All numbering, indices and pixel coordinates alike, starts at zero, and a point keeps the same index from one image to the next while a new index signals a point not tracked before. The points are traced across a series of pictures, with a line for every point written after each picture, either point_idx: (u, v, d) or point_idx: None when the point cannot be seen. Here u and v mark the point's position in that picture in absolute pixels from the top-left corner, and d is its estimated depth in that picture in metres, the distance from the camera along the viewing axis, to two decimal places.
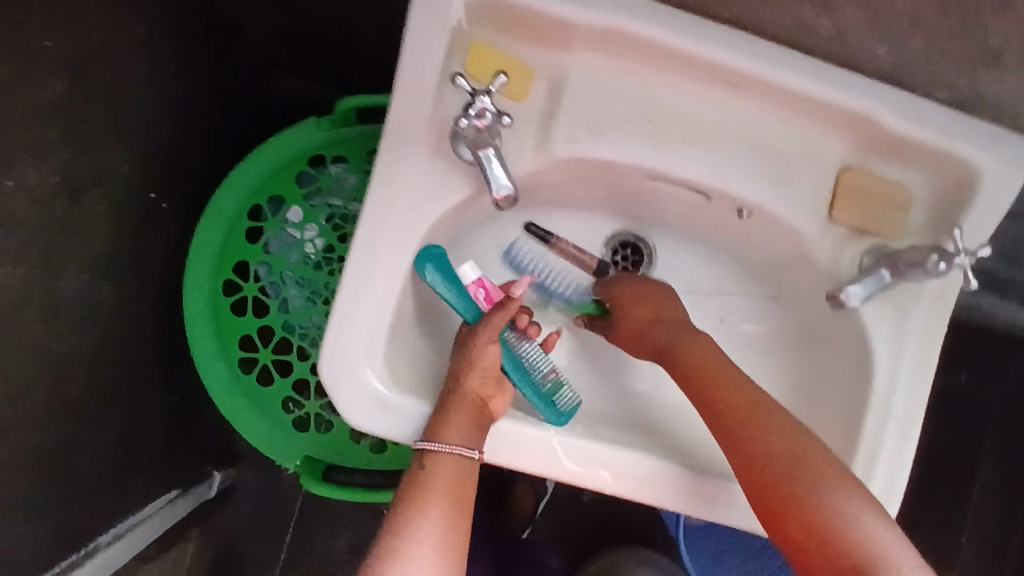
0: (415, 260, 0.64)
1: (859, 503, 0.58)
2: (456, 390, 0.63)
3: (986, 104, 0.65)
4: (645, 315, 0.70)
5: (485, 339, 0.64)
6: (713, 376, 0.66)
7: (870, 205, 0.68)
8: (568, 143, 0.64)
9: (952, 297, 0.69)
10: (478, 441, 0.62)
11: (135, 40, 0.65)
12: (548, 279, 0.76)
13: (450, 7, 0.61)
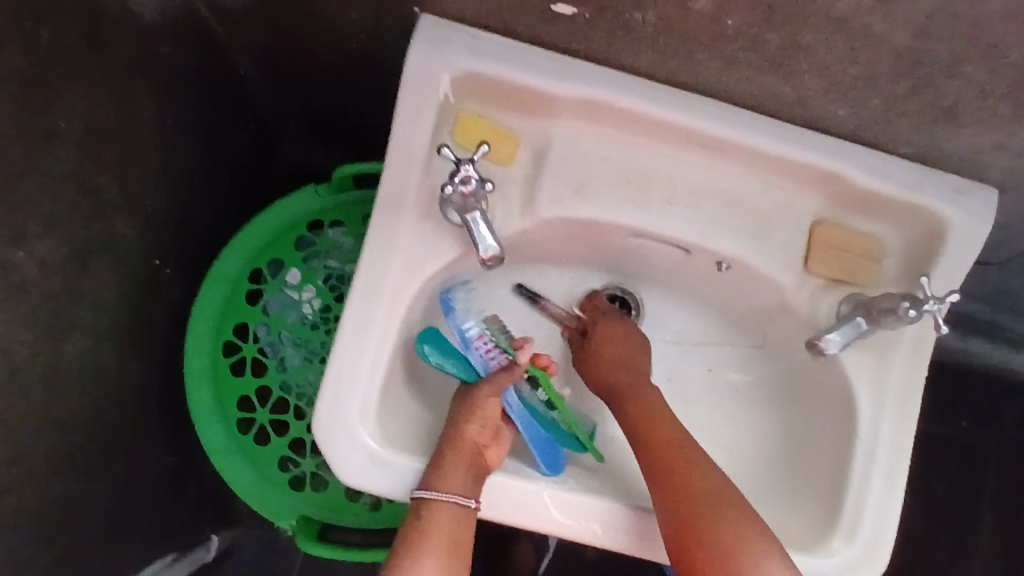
0: (415, 341, 0.68)
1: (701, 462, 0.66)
2: (460, 439, 0.65)
3: (948, 158, 0.68)
4: (613, 353, 0.72)
5: (489, 390, 0.67)
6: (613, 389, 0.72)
7: (845, 257, 0.71)
8: (552, 204, 0.68)
9: (930, 345, 0.71)
10: (476, 491, 0.63)
11: (145, 118, 0.69)
12: (461, 313, 0.70)
13: (437, 83, 0.65)
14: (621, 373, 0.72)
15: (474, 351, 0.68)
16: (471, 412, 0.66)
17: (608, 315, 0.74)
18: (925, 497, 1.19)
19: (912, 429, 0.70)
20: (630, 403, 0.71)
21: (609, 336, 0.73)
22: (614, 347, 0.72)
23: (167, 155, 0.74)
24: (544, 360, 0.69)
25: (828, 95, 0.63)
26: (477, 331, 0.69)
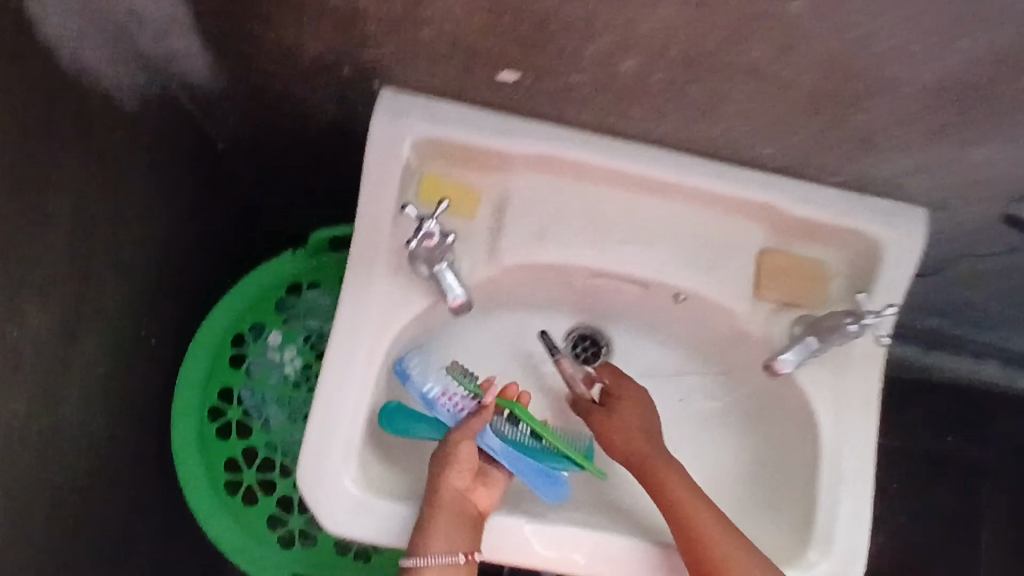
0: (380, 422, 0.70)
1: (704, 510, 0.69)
2: (439, 495, 0.67)
3: (876, 184, 0.74)
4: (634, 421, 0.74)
5: (459, 436, 0.68)
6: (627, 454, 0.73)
7: (792, 282, 0.76)
8: (514, 252, 0.72)
9: (879, 359, 0.76)
10: (461, 543, 0.65)
11: (130, 197, 0.74)
12: (418, 376, 0.70)
13: (401, 147, 0.70)
14: (642, 440, 0.73)
15: (441, 409, 0.69)
16: (445, 464, 0.68)
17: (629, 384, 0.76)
18: (913, 513, 1.24)
19: (873, 442, 0.74)
20: (634, 451, 0.72)
21: (634, 411, 0.74)
22: (637, 424, 0.74)
23: (150, 231, 0.78)
24: (513, 391, 0.71)
25: (758, 134, 0.69)
26: (440, 387, 0.70)
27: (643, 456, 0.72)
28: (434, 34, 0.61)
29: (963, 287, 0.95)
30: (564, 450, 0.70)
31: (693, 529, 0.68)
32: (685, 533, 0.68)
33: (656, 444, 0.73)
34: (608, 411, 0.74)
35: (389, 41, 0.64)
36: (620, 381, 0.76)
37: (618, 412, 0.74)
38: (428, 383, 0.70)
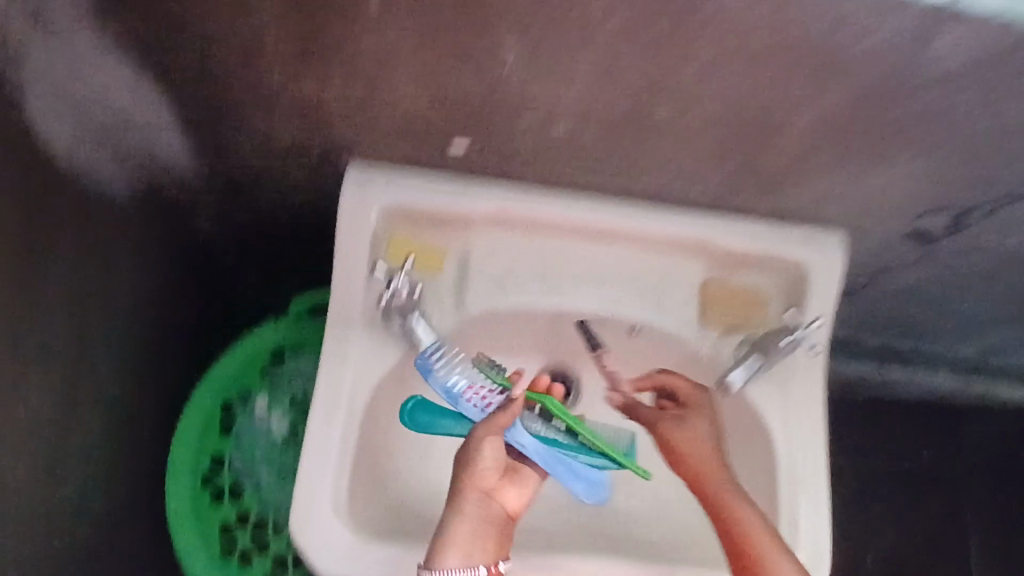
0: (402, 419, 0.76)
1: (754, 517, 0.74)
2: (462, 506, 0.68)
3: (797, 214, 0.83)
4: (702, 430, 0.79)
5: (483, 431, 0.69)
6: (694, 463, 0.78)
7: (734, 307, 0.84)
8: (479, 302, 0.79)
9: (819, 371, 0.83)
10: (483, 555, 0.67)
11: (122, 280, 0.79)
12: (441, 370, 0.73)
13: (368, 218, 0.77)
14: (712, 449, 0.79)
15: (465, 403, 0.72)
16: (469, 473, 0.69)
17: (707, 402, 0.81)
18: (895, 527, 1.29)
19: (824, 448, 0.80)
20: (687, 460, 0.78)
21: (706, 430, 0.80)
22: (705, 441, 0.79)
23: (139, 309, 0.84)
24: (542, 384, 0.76)
25: (683, 179, 0.77)
26: (462, 383, 0.73)
27: (695, 464, 0.78)
28: (389, 116, 0.70)
29: (899, 303, 1.03)
30: (599, 449, 0.72)
31: (743, 537, 0.72)
32: (735, 541, 0.73)
33: (721, 462, 0.78)
34: (682, 423, 0.80)
35: (350, 124, 0.72)
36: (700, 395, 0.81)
37: (693, 427, 0.80)
38: (451, 378, 0.73)
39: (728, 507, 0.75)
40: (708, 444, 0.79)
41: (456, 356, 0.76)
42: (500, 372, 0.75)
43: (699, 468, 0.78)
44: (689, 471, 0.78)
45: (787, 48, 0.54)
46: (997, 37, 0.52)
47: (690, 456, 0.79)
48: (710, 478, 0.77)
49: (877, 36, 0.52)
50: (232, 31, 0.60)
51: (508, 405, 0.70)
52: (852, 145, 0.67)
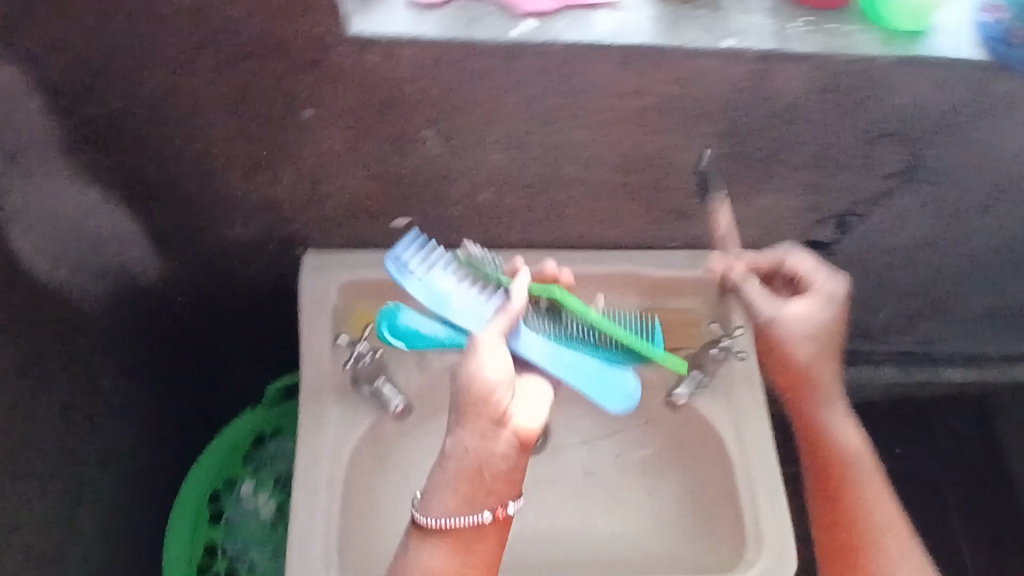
0: (379, 327, 0.80)
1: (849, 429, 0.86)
2: (460, 444, 0.65)
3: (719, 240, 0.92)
4: (833, 335, 0.86)
5: (486, 347, 0.64)
6: (812, 368, 0.87)
7: (671, 331, 0.89)
8: (441, 357, 0.86)
9: (757, 373, 0.89)
10: (485, 498, 0.66)
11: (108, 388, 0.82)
12: (424, 268, 0.68)
13: (329, 295, 0.85)
14: (824, 360, 0.87)
15: (454, 302, 0.66)
16: (470, 405, 0.64)
17: (828, 291, 0.85)
18: None
19: (771, 437, 0.87)
20: (799, 366, 0.86)
21: (824, 318, 0.85)
22: (832, 329, 0.86)
23: (127, 414, 0.87)
24: (551, 276, 0.76)
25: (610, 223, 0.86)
26: (449, 279, 0.67)
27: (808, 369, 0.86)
28: (333, 203, 0.77)
29: None
30: (625, 344, 0.70)
31: (850, 451, 0.84)
32: (841, 454, 0.83)
33: (834, 363, 0.88)
34: (787, 309, 0.84)
35: (303, 214, 0.79)
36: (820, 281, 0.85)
37: (806, 312, 0.84)
38: (431, 272, 0.67)
39: (826, 418, 0.86)
40: (834, 348, 0.87)
41: (440, 255, 0.70)
42: (496, 271, 0.70)
43: (815, 376, 0.87)
44: (782, 355, 0.87)
45: (656, 102, 0.63)
46: (827, 75, 0.62)
47: (818, 364, 0.87)
48: (819, 382, 0.87)
49: (726, 84, 0.62)
50: (186, 146, 0.68)
51: (505, 309, 0.66)
52: (748, 173, 0.77)
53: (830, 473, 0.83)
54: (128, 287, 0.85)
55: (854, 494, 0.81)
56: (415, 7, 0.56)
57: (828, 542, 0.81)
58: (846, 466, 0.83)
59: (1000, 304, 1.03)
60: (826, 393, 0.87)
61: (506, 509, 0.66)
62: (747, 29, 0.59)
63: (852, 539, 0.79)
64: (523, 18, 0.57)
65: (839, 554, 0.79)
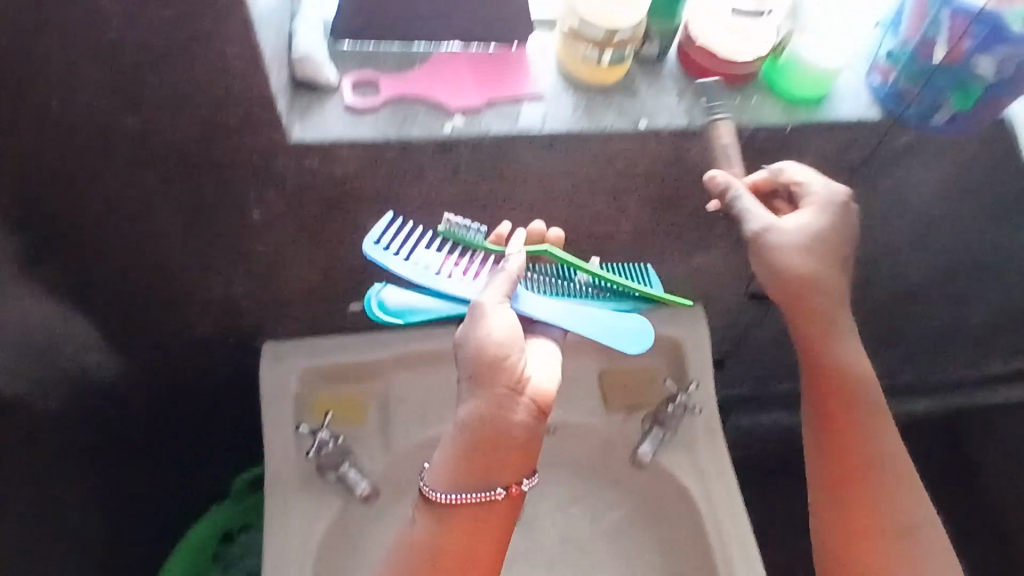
0: (375, 313, 0.61)
1: (846, 346, 0.68)
2: (471, 409, 0.59)
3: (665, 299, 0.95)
4: (834, 229, 0.65)
5: (492, 301, 0.60)
6: (806, 275, 0.64)
7: (631, 389, 0.94)
8: (407, 436, 0.86)
9: (718, 423, 0.92)
10: (497, 474, 0.61)
11: (89, 494, 0.79)
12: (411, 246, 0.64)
13: (288, 385, 0.86)
14: (830, 257, 0.65)
15: (445, 277, 0.63)
16: (482, 368, 0.59)
17: (833, 200, 0.65)
18: None
19: (736, 486, 0.89)
20: (800, 274, 0.64)
21: (828, 233, 0.65)
22: (836, 242, 0.65)
23: (106, 521, 0.83)
24: (537, 230, 0.67)
25: None
26: (432, 255, 0.64)
27: (804, 276, 0.64)
28: (290, 293, 0.79)
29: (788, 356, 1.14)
30: (625, 288, 0.70)
31: (849, 370, 0.67)
32: (838, 372, 0.67)
33: (843, 272, 0.67)
34: (790, 223, 0.64)
35: (258, 305, 0.80)
36: (816, 192, 0.65)
37: (807, 226, 0.64)
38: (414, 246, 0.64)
39: (823, 338, 0.67)
40: (825, 247, 0.65)
41: (417, 234, 0.66)
42: (477, 236, 0.67)
43: (810, 286, 0.65)
44: (790, 288, 0.65)
45: (586, 179, 0.67)
46: (744, 147, 0.66)
47: (810, 274, 0.64)
48: (818, 296, 0.65)
49: (648, 159, 0.66)
50: (141, 249, 0.69)
51: (504, 269, 0.62)
52: (685, 238, 0.81)
53: (828, 399, 0.68)
54: (107, 389, 0.82)
55: (855, 414, 0.67)
56: (349, 111, 0.60)
57: (823, 483, 0.67)
58: (843, 392, 0.67)
59: (941, 336, 1.08)
60: (820, 307, 0.66)
61: (519, 485, 0.62)
62: (658, 108, 0.64)
63: (852, 467, 0.66)
64: (453, 115, 0.61)
65: (834, 492, 0.66)
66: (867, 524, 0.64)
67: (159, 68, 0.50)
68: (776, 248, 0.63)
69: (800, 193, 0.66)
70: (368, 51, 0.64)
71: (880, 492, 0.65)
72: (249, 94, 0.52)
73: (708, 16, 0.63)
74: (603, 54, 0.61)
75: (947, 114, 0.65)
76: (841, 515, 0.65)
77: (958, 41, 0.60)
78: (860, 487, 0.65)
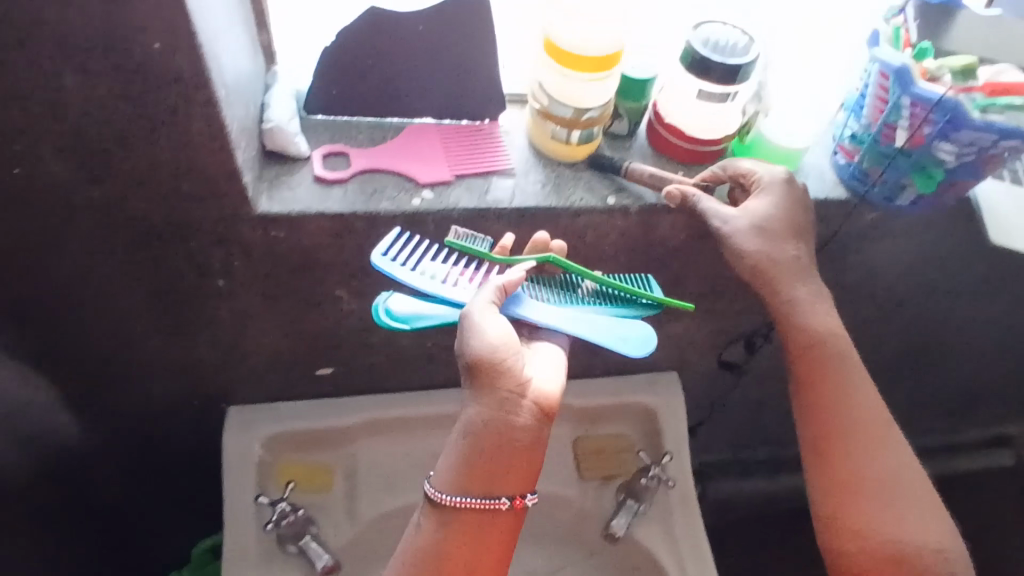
0: (378, 319, 0.57)
1: (821, 313, 0.61)
2: (472, 413, 0.54)
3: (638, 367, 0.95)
4: (784, 207, 0.61)
5: (486, 304, 0.55)
6: (756, 254, 0.60)
7: (606, 459, 0.91)
8: (373, 506, 0.83)
9: (693, 495, 0.90)
10: (504, 481, 0.55)
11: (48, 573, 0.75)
12: (418, 253, 0.59)
13: (252, 450, 0.82)
14: (786, 229, 0.60)
15: (451, 285, 0.58)
16: (480, 372, 0.54)
17: (776, 179, 0.62)
18: None
19: (711, 564, 0.86)
20: (751, 256, 0.60)
21: (778, 213, 0.61)
22: (790, 219, 0.61)
23: None
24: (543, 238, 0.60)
25: None
26: (440, 266, 0.59)
27: (757, 253, 0.59)
28: (256, 360, 0.77)
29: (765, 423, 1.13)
30: (633, 294, 0.63)
31: (826, 342, 0.61)
32: (814, 348, 0.60)
33: (802, 245, 0.61)
34: (741, 209, 0.61)
35: (224, 371, 0.78)
36: (758, 176, 0.62)
37: (755, 212, 0.61)
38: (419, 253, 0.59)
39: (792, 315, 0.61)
40: (774, 220, 0.60)
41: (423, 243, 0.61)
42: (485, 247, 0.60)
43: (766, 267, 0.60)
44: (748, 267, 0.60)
45: None
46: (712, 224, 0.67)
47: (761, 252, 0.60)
48: (773, 274, 0.60)
49: (617, 234, 0.66)
50: (103, 315, 0.67)
51: (497, 278, 0.57)
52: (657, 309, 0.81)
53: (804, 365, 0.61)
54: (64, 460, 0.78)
55: (834, 387, 0.61)
56: (319, 182, 0.60)
57: (812, 447, 0.61)
58: (815, 358, 0.60)
59: (917, 405, 1.08)
60: (781, 285, 0.60)
61: (524, 498, 0.56)
62: (626, 185, 0.65)
63: (838, 426, 0.60)
64: (422, 188, 0.61)
65: (822, 455, 0.60)
66: (857, 481, 0.58)
67: (123, 145, 0.50)
68: (728, 233, 0.60)
69: (750, 182, 0.63)
70: (343, 121, 0.65)
71: (867, 443, 0.59)
72: (215, 168, 0.52)
73: (677, 98, 0.64)
74: (571, 131, 0.62)
75: (912, 195, 0.65)
76: (833, 478, 0.59)
77: (917, 129, 0.58)
78: (845, 442, 0.59)
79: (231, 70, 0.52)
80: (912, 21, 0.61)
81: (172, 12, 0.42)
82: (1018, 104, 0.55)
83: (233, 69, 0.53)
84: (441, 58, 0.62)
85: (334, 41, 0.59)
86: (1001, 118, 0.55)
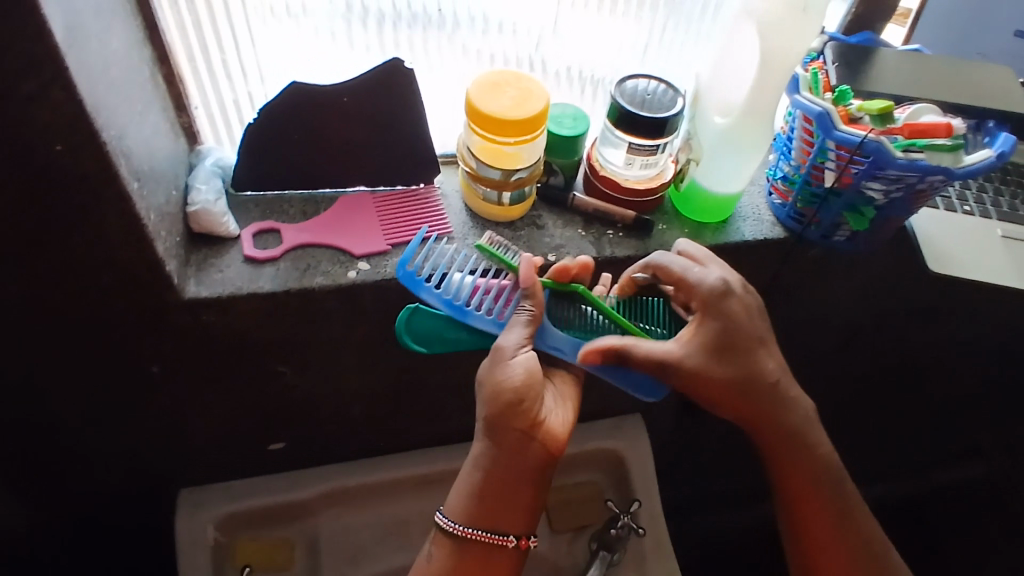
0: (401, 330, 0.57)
1: (818, 459, 0.60)
2: (486, 447, 0.52)
3: (602, 413, 0.93)
4: (740, 310, 0.56)
5: (518, 339, 0.54)
6: (727, 402, 0.57)
7: (576, 508, 0.86)
8: None
9: (668, 539, 0.86)
10: (512, 518, 0.54)
11: None
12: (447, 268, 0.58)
13: (204, 535, 0.75)
14: (760, 348, 0.57)
15: (475, 306, 0.57)
16: (501, 408, 0.52)
17: (710, 295, 0.55)
18: None
19: None
20: (734, 410, 0.57)
21: (732, 322, 0.55)
22: (745, 326, 0.56)
23: None
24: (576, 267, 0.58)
25: None
26: (465, 284, 0.57)
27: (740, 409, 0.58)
28: (202, 439, 0.74)
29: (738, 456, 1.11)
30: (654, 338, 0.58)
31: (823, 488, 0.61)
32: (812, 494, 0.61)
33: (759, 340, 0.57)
34: (680, 342, 0.55)
35: (169, 453, 0.75)
36: (698, 289, 0.56)
37: (704, 343, 0.55)
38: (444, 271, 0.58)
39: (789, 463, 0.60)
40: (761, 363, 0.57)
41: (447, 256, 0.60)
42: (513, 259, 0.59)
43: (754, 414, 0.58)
44: (725, 398, 0.56)
45: None
46: None
47: (729, 402, 0.57)
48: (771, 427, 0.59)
49: None
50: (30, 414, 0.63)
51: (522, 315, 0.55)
52: None
53: (788, 484, 0.61)
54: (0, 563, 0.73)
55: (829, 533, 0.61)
56: (249, 262, 0.59)
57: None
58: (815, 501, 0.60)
59: None
60: (780, 436, 0.59)
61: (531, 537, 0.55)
62: (566, 242, 0.65)
63: (818, 526, 0.61)
64: (358, 260, 0.60)
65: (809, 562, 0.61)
66: None
67: (36, 245, 0.48)
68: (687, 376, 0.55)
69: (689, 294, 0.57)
70: (274, 196, 0.64)
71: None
72: (136, 257, 0.51)
73: (608, 152, 0.64)
74: (502, 194, 0.62)
75: (848, 231, 0.65)
76: None
77: (843, 172, 0.59)
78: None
79: (147, 160, 0.51)
80: (831, 64, 0.63)
81: (74, 114, 0.41)
82: (938, 144, 0.57)
83: (150, 155, 0.52)
84: (367, 127, 0.61)
85: (256, 119, 0.58)
86: (922, 156, 0.56)
